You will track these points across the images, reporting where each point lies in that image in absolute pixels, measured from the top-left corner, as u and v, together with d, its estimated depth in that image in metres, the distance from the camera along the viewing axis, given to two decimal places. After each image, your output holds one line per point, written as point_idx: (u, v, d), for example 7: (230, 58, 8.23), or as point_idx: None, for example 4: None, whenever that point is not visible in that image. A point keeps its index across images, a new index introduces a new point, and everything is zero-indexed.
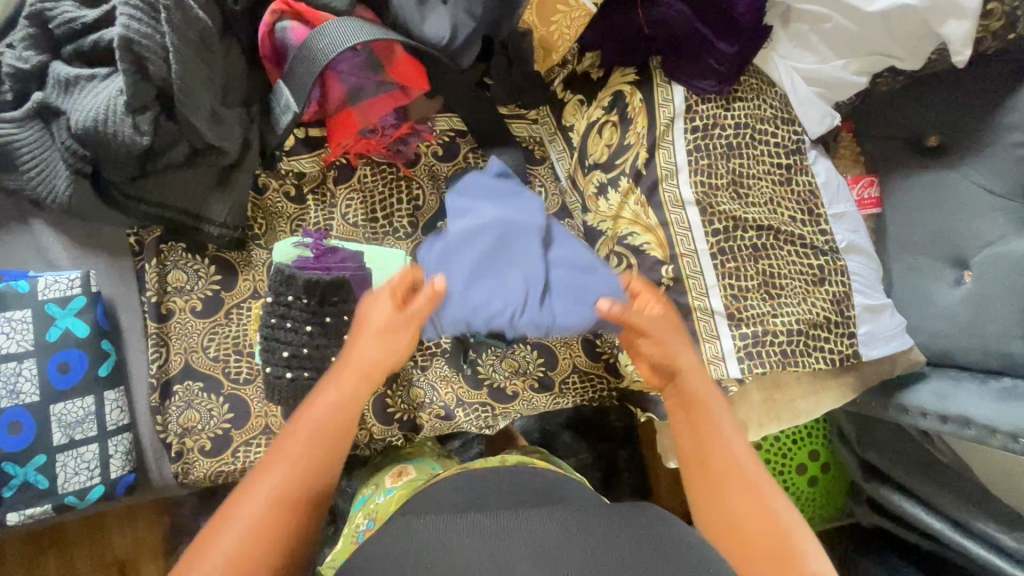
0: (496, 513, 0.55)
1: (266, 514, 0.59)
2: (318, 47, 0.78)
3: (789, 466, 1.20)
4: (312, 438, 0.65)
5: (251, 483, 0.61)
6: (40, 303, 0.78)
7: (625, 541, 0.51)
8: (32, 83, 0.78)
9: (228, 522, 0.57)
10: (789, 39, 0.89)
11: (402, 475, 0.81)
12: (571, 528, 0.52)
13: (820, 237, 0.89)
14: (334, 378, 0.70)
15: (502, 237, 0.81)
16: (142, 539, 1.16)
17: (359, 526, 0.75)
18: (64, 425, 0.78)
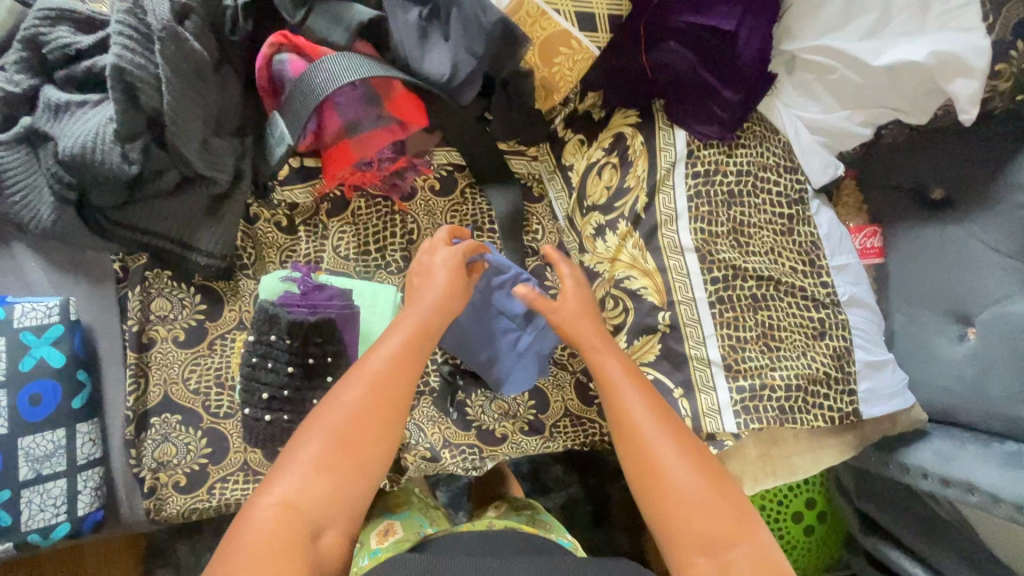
0: (479, 561, 0.54)
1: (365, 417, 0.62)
2: (316, 82, 0.77)
3: (784, 514, 1.17)
4: (394, 358, 0.66)
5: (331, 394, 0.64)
6: (15, 331, 0.76)
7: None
8: (22, 106, 0.77)
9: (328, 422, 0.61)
10: (793, 87, 0.88)
11: (389, 535, 0.77)
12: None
13: (822, 290, 0.86)
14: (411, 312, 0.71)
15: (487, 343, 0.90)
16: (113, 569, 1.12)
17: None
18: (32, 459, 0.75)
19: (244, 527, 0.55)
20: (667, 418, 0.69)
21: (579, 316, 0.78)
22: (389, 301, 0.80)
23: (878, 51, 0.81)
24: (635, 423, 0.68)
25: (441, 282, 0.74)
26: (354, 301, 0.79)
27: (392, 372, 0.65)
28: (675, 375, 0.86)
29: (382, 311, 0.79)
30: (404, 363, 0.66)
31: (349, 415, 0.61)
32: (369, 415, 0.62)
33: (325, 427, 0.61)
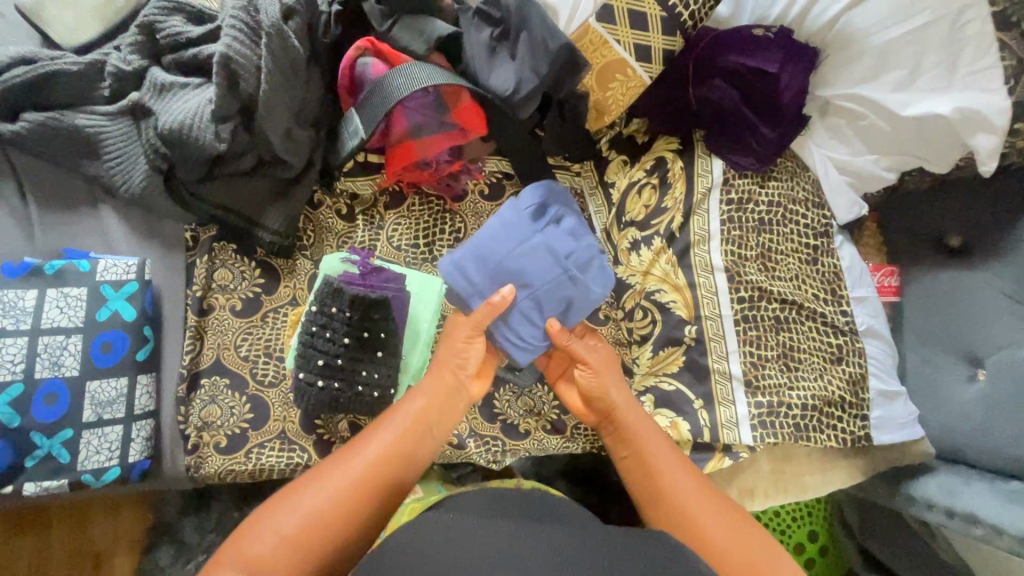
0: (511, 525, 0.59)
1: (348, 495, 0.67)
2: (394, 85, 0.84)
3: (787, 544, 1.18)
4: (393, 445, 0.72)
5: (331, 461, 0.70)
6: (96, 283, 0.82)
7: (636, 560, 0.55)
8: (130, 83, 0.85)
9: (312, 496, 0.67)
10: (825, 130, 0.95)
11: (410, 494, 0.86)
12: (582, 545, 0.57)
13: (841, 317, 0.92)
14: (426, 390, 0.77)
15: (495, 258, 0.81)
16: (121, 526, 1.28)
17: None
18: (96, 403, 0.80)
19: (255, 545, 0.63)
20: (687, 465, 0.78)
21: (616, 381, 0.84)
22: (435, 293, 0.87)
23: (905, 104, 0.88)
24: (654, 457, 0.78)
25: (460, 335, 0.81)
26: (406, 287, 0.86)
27: (383, 460, 0.70)
28: (697, 386, 0.91)
29: (428, 300, 0.86)
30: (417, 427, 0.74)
31: (366, 467, 0.69)
32: (350, 493, 0.67)
33: (310, 498, 0.66)
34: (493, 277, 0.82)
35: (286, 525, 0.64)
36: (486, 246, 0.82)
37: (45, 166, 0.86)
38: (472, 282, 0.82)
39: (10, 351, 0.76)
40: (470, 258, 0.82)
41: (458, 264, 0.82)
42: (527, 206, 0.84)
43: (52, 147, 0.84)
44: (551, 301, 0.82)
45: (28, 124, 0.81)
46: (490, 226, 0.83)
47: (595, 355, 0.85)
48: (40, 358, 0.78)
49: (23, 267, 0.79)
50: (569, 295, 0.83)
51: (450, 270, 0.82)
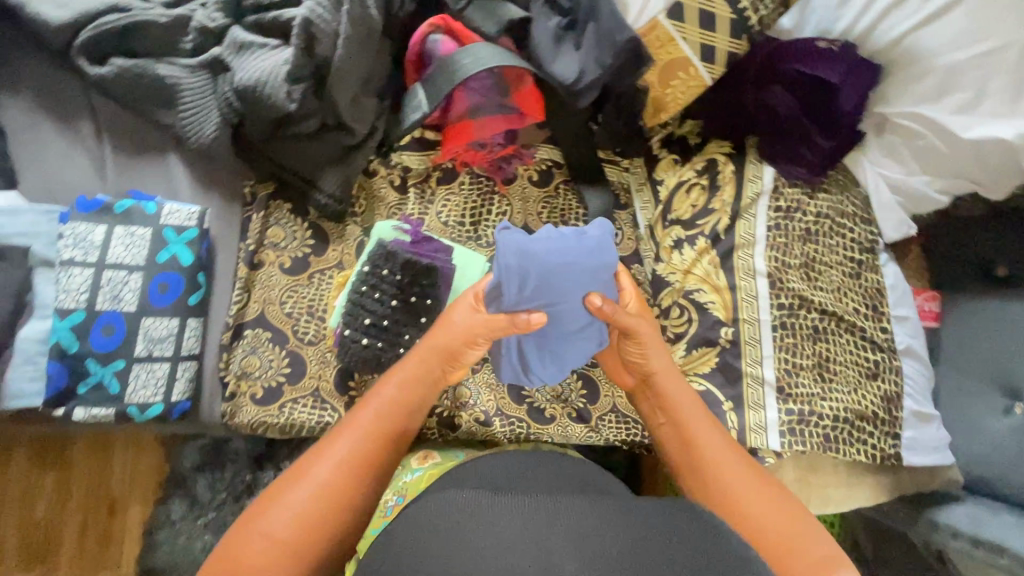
0: (531, 502, 0.57)
1: (340, 486, 0.69)
2: (462, 64, 0.87)
3: None
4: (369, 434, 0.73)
5: (312, 456, 0.72)
6: (160, 226, 0.85)
7: (667, 528, 0.54)
8: (212, 40, 0.89)
9: (301, 492, 0.68)
10: (879, 147, 0.95)
11: (428, 458, 0.82)
12: (605, 516, 0.55)
13: (881, 334, 0.91)
14: (401, 378, 0.78)
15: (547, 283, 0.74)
16: (139, 473, 1.31)
17: (387, 502, 0.76)
18: (148, 339, 0.83)
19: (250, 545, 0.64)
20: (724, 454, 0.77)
21: (658, 349, 0.85)
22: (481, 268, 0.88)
23: (967, 126, 0.87)
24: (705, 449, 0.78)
25: (457, 337, 0.78)
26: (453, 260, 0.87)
27: (364, 448, 0.72)
28: (727, 388, 0.92)
29: (473, 275, 0.87)
30: (393, 411, 0.76)
31: (348, 458, 0.71)
32: (340, 486, 0.69)
33: (299, 496, 0.67)
34: (543, 299, 0.75)
35: (279, 522, 0.65)
36: (558, 272, 0.73)
37: (123, 111, 0.91)
38: (522, 290, 0.74)
39: (77, 280, 0.80)
40: (537, 271, 0.73)
41: (523, 265, 0.73)
42: (609, 255, 0.76)
43: (128, 90, 0.87)
44: (558, 350, 0.82)
45: (113, 68, 0.85)
46: (572, 251, 0.74)
47: (642, 326, 0.83)
48: (102, 291, 0.81)
49: (95, 204, 0.83)
50: (577, 348, 0.82)
51: (513, 265, 0.73)
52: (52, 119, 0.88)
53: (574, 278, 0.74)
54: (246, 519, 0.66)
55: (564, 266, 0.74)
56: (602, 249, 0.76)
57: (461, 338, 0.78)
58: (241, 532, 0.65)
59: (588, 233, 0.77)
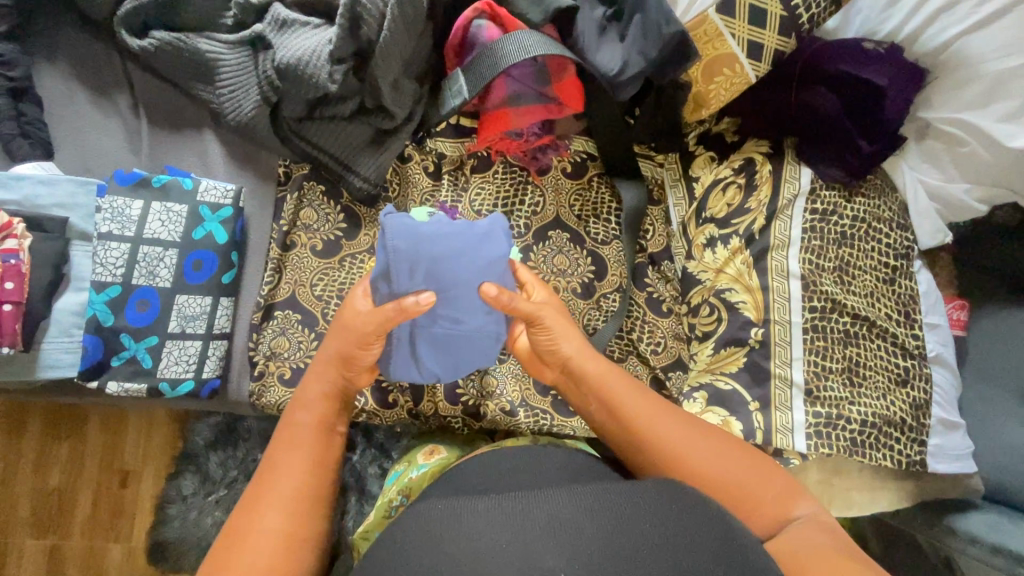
0: (510, 497, 0.54)
1: (295, 515, 0.69)
2: (507, 51, 0.85)
3: None
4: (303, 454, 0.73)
5: (254, 497, 0.70)
6: (195, 203, 0.84)
7: (651, 517, 0.51)
8: (253, 15, 0.88)
9: (262, 532, 0.66)
10: (919, 153, 0.95)
11: (434, 454, 0.89)
12: (586, 504, 0.52)
13: (912, 340, 0.91)
14: (313, 398, 0.77)
15: (441, 269, 0.71)
16: (154, 447, 1.32)
17: (392, 500, 0.83)
18: (182, 316, 0.83)
19: None
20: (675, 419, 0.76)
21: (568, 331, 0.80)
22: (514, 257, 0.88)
23: (1013, 135, 0.86)
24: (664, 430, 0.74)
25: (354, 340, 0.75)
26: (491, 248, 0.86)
27: (303, 469, 0.72)
28: (755, 388, 0.92)
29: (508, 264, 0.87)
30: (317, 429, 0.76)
31: (293, 483, 0.71)
32: (296, 512, 0.69)
33: (261, 538, 0.66)
34: (434, 287, 0.72)
35: (251, 566, 0.64)
36: (448, 259, 0.71)
37: (160, 85, 0.90)
38: (414, 275, 0.71)
39: (114, 254, 0.80)
40: (425, 257, 0.70)
41: (411, 250, 0.70)
42: (500, 247, 0.76)
43: (173, 67, 0.87)
44: (452, 342, 0.77)
45: (155, 42, 0.85)
46: (464, 241, 0.73)
47: (543, 309, 0.80)
48: (138, 266, 0.81)
49: (133, 177, 0.82)
50: (471, 341, 0.77)
51: (403, 248, 0.70)
52: (89, 90, 0.88)
53: (466, 265, 0.72)
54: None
55: (457, 252, 0.72)
56: (494, 240, 0.76)
57: (355, 341, 0.74)
58: None
59: (478, 225, 0.76)
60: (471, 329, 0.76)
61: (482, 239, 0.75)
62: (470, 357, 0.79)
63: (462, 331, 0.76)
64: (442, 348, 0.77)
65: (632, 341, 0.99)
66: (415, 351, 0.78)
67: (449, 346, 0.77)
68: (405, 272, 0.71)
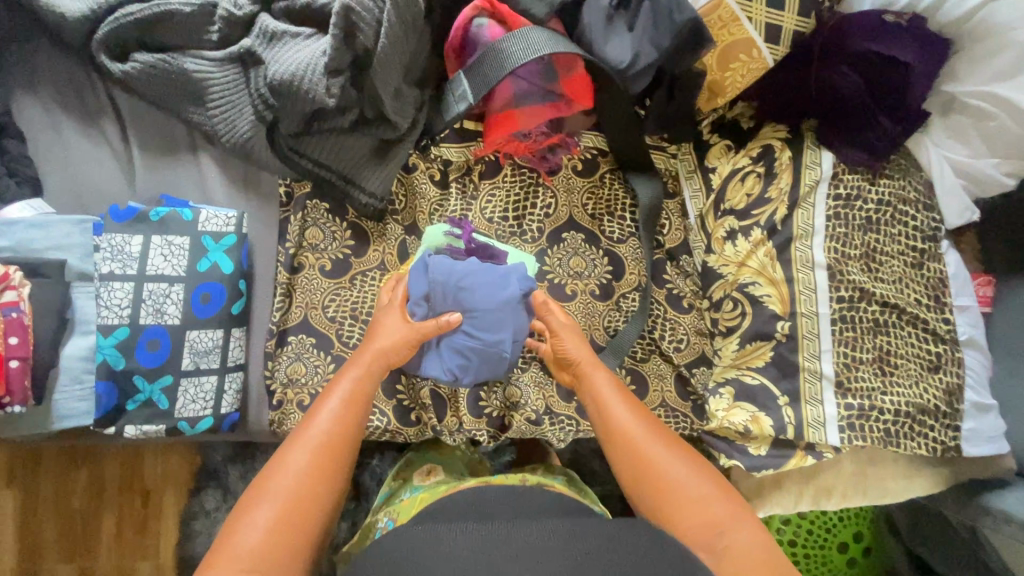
0: (485, 526, 0.55)
1: (314, 479, 0.66)
2: (511, 50, 0.81)
3: (828, 540, 1.18)
4: (341, 417, 0.71)
5: (281, 453, 0.68)
6: (197, 233, 0.81)
7: (618, 550, 0.52)
8: (239, 29, 0.82)
9: (280, 488, 0.65)
10: (944, 129, 0.91)
11: (430, 476, 0.88)
12: (556, 540, 0.52)
13: (943, 325, 0.89)
14: (357, 367, 0.76)
15: (466, 295, 0.80)
16: (173, 466, 1.30)
17: (379, 523, 0.78)
18: (194, 352, 0.80)
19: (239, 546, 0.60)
20: (655, 427, 0.77)
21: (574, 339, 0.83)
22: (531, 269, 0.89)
23: None
24: (625, 430, 0.76)
25: (398, 338, 0.78)
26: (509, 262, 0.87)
27: (336, 432, 0.70)
28: (784, 383, 0.90)
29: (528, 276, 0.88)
30: (358, 395, 0.74)
31: (321, 441, 0.69)
32: (316, 475, 0.66)
33: (277, 495, 0.64)
34: (457, 306, 0.80)
35: (262, 519, 0.62)
36: (472, 289, 0.80)
37: (146, 108, 0.85)
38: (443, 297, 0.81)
39: (118, 295, 0.77)
40: (454, 283, 0.80)
41: (442, 276, 0.81)
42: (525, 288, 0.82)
43: (160, 89, 0.82)
44: (466, 361, 0.82)
45: (138, 65, 0.80)
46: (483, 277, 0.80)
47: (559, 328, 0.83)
48: (144, 305, 0.78)
49: (129, 213, 0.78)
50: (480, 370, 0.83)
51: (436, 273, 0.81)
52: (72, 118, 0.83)
53: (488, 296, 0.80)
54: (223, 530, 0.62)
55: (482, 285, 0.80)
56: (509, 281, 0.81)
57: (398, 336, 0.78)
58: (223, 547, 0.60)
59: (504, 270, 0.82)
60: (483, 356, 0.81)
61: (504, 281, 0.81)
62: (482, 377, 0.83)
63: (475, 355, 0.81)
64: (456, 366, 0.82)
65: (654, 340, 0.98)
66: (435, 364, 0.84)
67: (462, 366, 0.82)
68: (438, 292, 0.81)
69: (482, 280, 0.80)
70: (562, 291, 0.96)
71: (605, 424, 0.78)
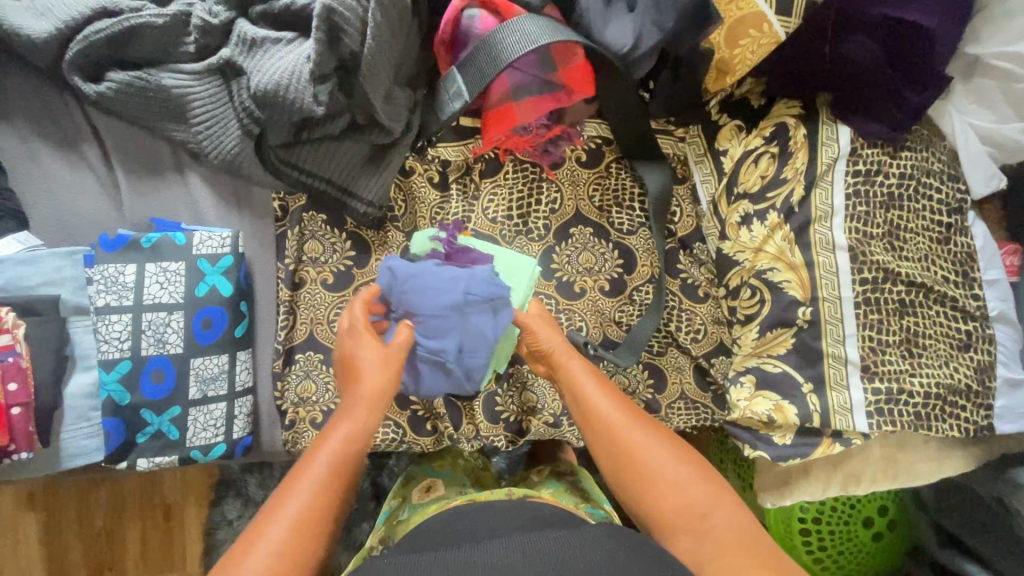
0: (453, 550, 0.52)
1: (297, 554, 0.60)
2: (505, 43, 0.76)
3: (853, 517, 1.11)
4: (326, 482, 0.65)
5: (258, 522, 0.62)
6: (193, 258, 0.78)
7: (593, 564, 0.49)
8: (216, 38, 0.78)
9: (255, 563, 0.58)
10: (967, 94, 0.86)
11: (428, 493, 0.85)
12: (530, 556, 0.50)
13: (972, 301, 0.86)
14: (345, 421, 0.70)
15: (411, 301, 0.76)
16: (191, 479, 1.29)
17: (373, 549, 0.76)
18: (200, 380, 0.78)
19: None
20: (630, 411, 0.74)
21: (548, 327, 0.78)
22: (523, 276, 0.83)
23: None
24: (599, 420, 0.73)
25: (381, 381, 0.72)
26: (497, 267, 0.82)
27: (319, 499, 0.64)
28: (807, 370, 0.87)
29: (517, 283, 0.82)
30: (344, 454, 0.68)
31: (302, 511, 0.62)
32: (297, 551, 0.60)
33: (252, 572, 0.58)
34: (404, 313, 0.77)
35: None
36: (417, 294, 0.76)
37: (127, 128, 0.81)
38: (393, 302, 0.78)
39: (117, 328, 0.75)
40: (401, 288, 0.77)
41: (391, 279, 0.78)
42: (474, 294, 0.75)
43: (139, 108, 0.78)
44: (416, 371, 0.80)
45: (114, 85, 0.76)
46: (433, 284, 0.76)
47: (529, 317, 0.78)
48: (145, 336, 0.76)
49: (121, 241, 0.75)
50: (432, 380, 0.80)
51: (386, 276, 0.78)
52: (50, 144, 0.79)
53: (431, 301, 0.76)
54: None
55: (426, 290, 0.76)
56: (457, 286, 0.76)
57: (382, 381, 0.72)
58: None
59: (460, 272, 0.77)
60: (430, 364, 0.79)
61: (448, 286, 0.76)
62: (436, 388, 0.81)
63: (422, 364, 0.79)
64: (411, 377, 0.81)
65: (670, 332, 0.95)
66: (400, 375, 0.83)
67: (415, 376, 0.80)
68: (386, 298, 0.78)
69: (428, 284, 0.76)
70: (571, 288, 0.92)
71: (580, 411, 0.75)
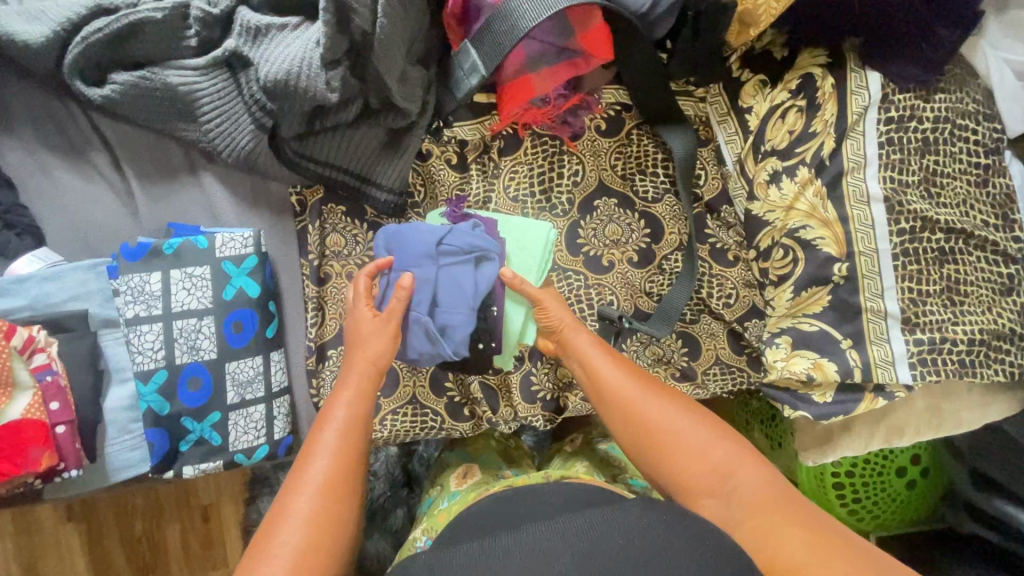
0: (493, 537, 0.50)
1: (325, 527, 0.58)
2: (522, 9, 0.73)
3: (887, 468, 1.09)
4: (340, 453, 0.64)
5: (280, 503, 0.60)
6: (217, 260, 0.76)
7: (636, 537, 0.47)
8: (218, 29, 0.74)
9: (285, 541, 0.56)
10: (1000, 26, 0.84)
11: (467, 479, 0.85)
12: (572, 534, 0.48)
13: (1013, 244, 0.84)
14: (347, 394, 0.69)
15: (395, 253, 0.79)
16: (225, 481, 1.29)
17: (417, 542, 0.77)
18: (237, 383, 0.77)
19: None
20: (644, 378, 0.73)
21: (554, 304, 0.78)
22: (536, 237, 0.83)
23: None
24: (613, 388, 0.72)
25: (377, 346, 0.73)
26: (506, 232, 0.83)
27: (337, 471, 0.62)
28: (845, 326, 0.85)
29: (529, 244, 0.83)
30: (352, 427, 0.66)
31: (322, 483, 0.60)
32: (323, 523, 0.58)
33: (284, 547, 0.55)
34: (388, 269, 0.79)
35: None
36: (401, 245, 0.78)
37: (135, 132, 0.79)
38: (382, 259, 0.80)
39: (149, 338, 0.73)
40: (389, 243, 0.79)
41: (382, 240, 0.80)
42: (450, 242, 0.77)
43: (146, 110, 0.75)
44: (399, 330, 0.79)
45: (118, 87, 0.73)
46: (418, 235, 0.78)
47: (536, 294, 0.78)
48: (178, 344, 0.75)
49: (142, 250, 0.73)
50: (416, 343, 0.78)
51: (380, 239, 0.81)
52: (59, 155, 0.77)
53: (407, 252, 0.78)
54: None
55: (408, 241, 0.78)
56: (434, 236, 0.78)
57: (377, 347, 0.73)
58: None
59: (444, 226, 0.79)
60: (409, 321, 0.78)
61: (425, 235, 0.78)
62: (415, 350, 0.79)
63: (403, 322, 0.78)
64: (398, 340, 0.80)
65: (702, 299, 0.94)
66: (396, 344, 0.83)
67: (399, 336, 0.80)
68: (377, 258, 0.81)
69: (410, 236, 0.78)
70: (599, 262, 0.90)
71: (592, 384, 0.74)
